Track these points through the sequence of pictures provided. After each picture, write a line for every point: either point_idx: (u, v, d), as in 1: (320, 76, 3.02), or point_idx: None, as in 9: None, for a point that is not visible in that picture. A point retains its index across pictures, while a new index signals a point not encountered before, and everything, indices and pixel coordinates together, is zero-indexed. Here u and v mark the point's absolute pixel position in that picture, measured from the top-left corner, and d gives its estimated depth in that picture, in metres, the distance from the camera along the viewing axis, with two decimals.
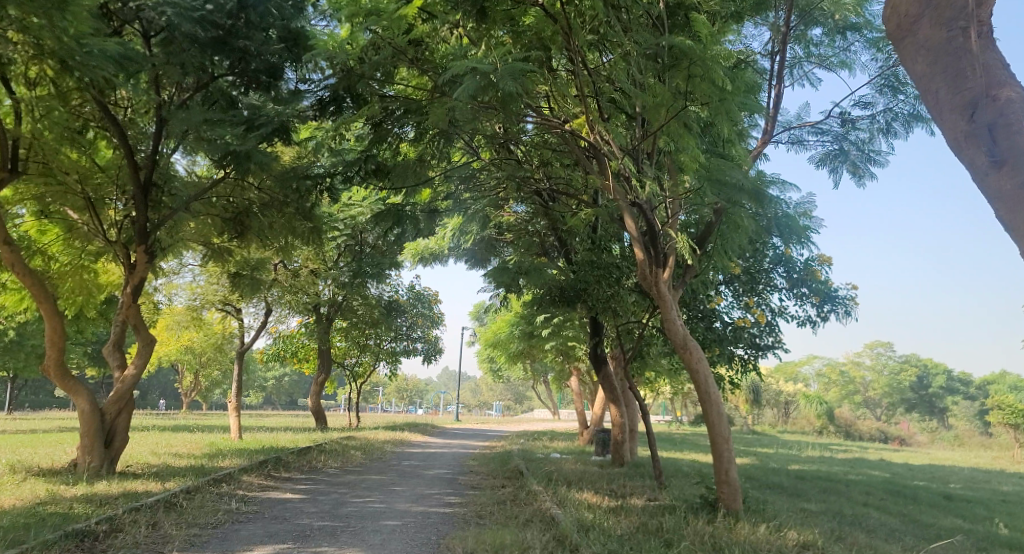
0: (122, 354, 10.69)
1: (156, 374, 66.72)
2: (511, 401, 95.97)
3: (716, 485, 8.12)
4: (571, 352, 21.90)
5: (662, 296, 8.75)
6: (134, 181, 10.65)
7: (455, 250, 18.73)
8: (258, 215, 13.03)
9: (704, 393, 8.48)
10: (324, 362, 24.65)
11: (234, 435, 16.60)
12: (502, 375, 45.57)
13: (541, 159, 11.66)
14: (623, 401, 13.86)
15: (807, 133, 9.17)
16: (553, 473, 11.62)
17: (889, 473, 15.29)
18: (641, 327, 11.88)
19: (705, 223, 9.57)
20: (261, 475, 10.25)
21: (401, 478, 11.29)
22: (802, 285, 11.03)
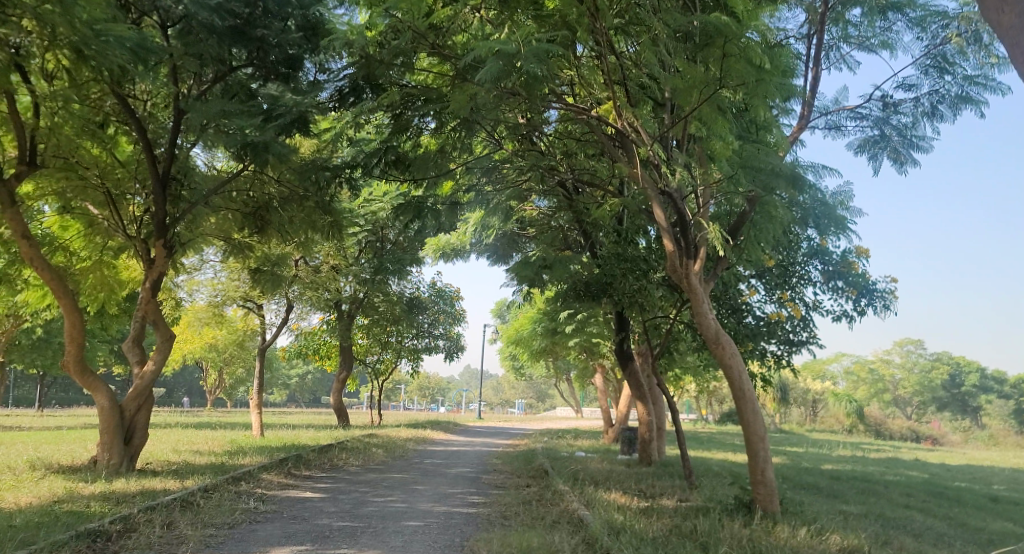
0: (142, 350, 10.56)
1: (182, 372, 67.46)
2: (533, 399, 95.70)
3: (751, 485, 7.75)
4: (596, 349, 21.56)
5: (693, 289, 8.38)
6: (153, 174, 10.53)
7: (477, 246, 18.52)
8: (278, 210, 12.90)
9: (737, 389, 8.11)
10: (346, 360, 24.61)
11: (257, 432, 16.51)
12: (525, 373, 45.30)
13: (563, 150, 11.41)
14: (650, 399, 13.51)
15: (846, 118, 8.74)
16: (579, 472, 11.32)
17: (928, 474, 14.77)
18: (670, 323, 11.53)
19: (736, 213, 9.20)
20: (282, 473, 10.07)
21: (424, 476, 11.07)
22: (838, 278, 10.61)
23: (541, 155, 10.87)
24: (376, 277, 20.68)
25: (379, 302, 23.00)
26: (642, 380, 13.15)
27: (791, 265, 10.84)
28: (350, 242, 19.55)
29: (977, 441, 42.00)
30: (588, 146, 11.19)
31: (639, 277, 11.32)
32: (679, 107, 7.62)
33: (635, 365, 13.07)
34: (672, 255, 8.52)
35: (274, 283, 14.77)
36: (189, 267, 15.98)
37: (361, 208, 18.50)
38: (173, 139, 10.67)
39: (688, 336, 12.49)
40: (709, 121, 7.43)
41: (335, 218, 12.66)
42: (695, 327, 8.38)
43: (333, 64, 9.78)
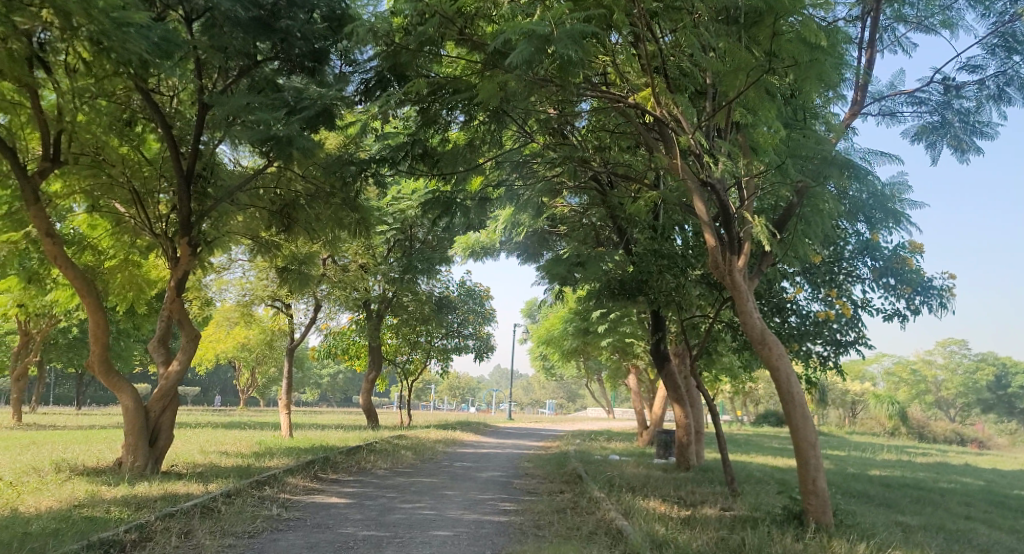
0: (167, 350, 10.38)
1: (216, 371, 68.28)
2: (564, 400, 95.08)
3: (802, 496, 7.26)
4: (628, 349, 21.07)
5: (737, 286, 7.89)
6: (177, 171, 10.34)
7: (507, 244, 18.19)
8: (305, 207, 12.68)
9: (786, 394, 7.59)
10: (374, 360, 24.28)
11: (286, 433, 16.34)
12: (556, 373, 44.84)
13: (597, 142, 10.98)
14: (688, 401, 12.99)
15: (903, 103, 8.18)
16: (615, 477, 10.88)
17: (984, 481, 14.01)
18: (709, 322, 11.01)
19: (781, 206, 8.66)
20: (308, 477, 9.82)
21: (454, 480, 10.73)
22: (890, 275, 10.00)
23: (574, 149, 10.47)
24: (405, 276, 20.45)
25: (408, 301, 22.78)
26: (678, 381, 12.63)
27: (838, 262, 10.27)
28: (378, 241, 19.35)
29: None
30: (623, 139, 10.76)
31: (678, 275, 10.84)
32: (722, 92, 7.22)
33: (672, 366, 12.54)
34: (715, 250, 8.02)
35: (302, 282, 14.57)
36: (218, 266, 15.88)
37: (389, 206, 18.32)
38: (198, 135, 10.45)
39: (728, 336, 11.95)
40: (755, 107, 7.01)
41: (362, 215, 12.39)
42: (740, 327, 7.89)
43: (361, 55, 9.51)
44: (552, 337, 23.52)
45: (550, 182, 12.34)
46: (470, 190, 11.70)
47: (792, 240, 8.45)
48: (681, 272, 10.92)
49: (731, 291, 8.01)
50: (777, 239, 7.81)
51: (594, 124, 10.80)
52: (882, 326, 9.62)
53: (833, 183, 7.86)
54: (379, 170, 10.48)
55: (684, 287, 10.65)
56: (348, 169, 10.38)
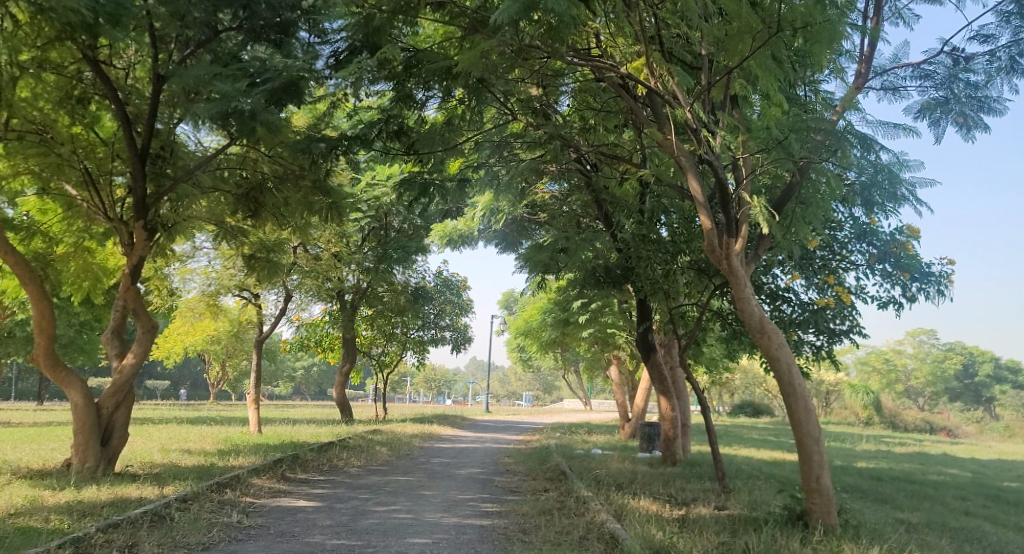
0: (122, 343, 9.66)
1: (184, 365, 66.74)
2: (540, 392, 94.86)
3: (805, 495, 6.81)
4: (609, 340, 20.63)
5: (734, 272, 7.39)
6: (130, 148, 9.55)
7: (486, 232, 17.68)
8: (272, 190, 11.97)
9: (787, 386, 7.11)
10: (348, 352, 23.58)
11: (254, 429, 15.61)
12: (534, 365, 44.38)
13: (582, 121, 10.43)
14: (674, 393, 12.54)
15: (908, 77, 7.72)
16: (600, 473, 10.39)
17: (972, 473, 13.76)
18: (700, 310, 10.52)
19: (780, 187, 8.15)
20: (276, 477, 9.18)
21: (431, 478, 10.17)
22: (887, 260, 9.60)
23: (555, 130, 9.86)
24: (380, 266, 19.78)
25: (383, 291, 22.13)
26: (665, 372, 12.20)
27: (833, 247, 9.84)
28: (351, 229, 18.71)
29: (994, 433, 41.05)
30: (609, 119, 10.22)
31: (664, 260, 10.39)
32: (719, 61, 6.77)
33: (658, 356, 12.11)
34: (712, 232, 7.50)
35: (270, 270, 13.85)
36: (182, 254, 15.11)
37: (364, 192, 17.76)
38: (154, 110, 9.67)
39: (716, 325, 11.49)
40: (754, 74, 6.54)
41: (333, 198, 11.72)
42: (738, 315, 7.40)
43: (329, 27, 8.95)
44: (530, 327, 23.03)
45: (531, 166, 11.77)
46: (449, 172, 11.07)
47: (789, 220, 8.01)
48: (669, 258, 10.44)
49: (728, 277, 7.51)
50: (777, 221, 7.33)
51: (579, 103, 10.25)
52: (878, 315, 9.22)
53: (835, 161, 7.39)
54: (350, 148, 9.81)
55: (673, 273, 10.15)
56: (315, 145, 9.70)
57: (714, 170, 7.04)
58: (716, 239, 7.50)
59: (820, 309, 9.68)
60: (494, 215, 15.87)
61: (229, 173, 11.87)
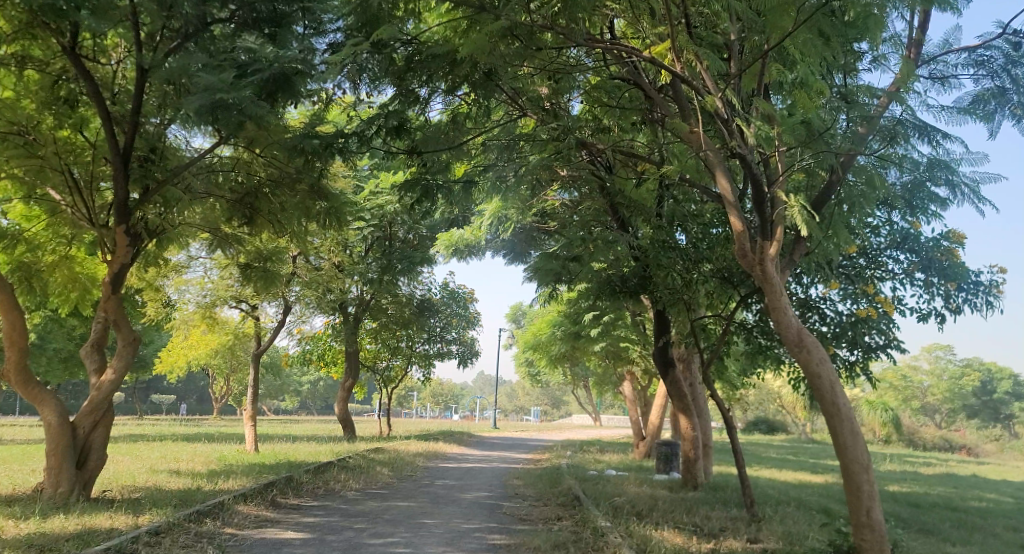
0: (102, 357, 8.98)
1: (188, 379, 66.13)
2: (548, 407, 93.82)
3: (854, 530, 6.04)
4: (621, 354, 19.88)
5: (769, 278, 6.68)
6: (112, 147, 8.69)
7: (494, 241, 17.03)
8: (268, 196, 11.35)
9: (831, 407, 6.35)
10: (351, 366, 22.85)
11: (250, 447, 14.90)
12: (542, 379, 43.57)
13: (596, 119, 9.78)
14: (695, 411, 11.74)
15: (958, 66, 7.04)
16: (617, 498, 9.62)
17: (1013, 497, 12.85)
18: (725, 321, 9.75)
19: (816, 185, 7.43)
20: (265, 503, 8.46)
21: (435, 504, 9.43)
22: (930, 267, 8.86)
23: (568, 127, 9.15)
24: (384, 277, 19.19)
25: (387, 303, 21.64)
26: (684, 389, 11.47)
27: (868, 254, 9.10)
28: (354, 238, 18.23)
29: (1014, 452, 40.00)
30: (625, 120, 9.60)
31: (685, 268, 9.69)
32: (753, 41, 6.14)
33: (677, 373, 11.39)
34: (744, 235, 6.79)
35: (267, 281, 13.21)
36: (177, 264, 14.52)
37: (366, 201, 17.68)
38: (138, 106, 8.88)
39: (741, 340, 10.78)
40: (793, 53, 5.88)
41: (333, 204, 11.09)
42: (775, 327, 6.67)
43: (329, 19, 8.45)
44: (539, 341, 22.24)
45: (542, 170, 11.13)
46: (454, 175, 10.39)
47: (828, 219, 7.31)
48: (691, 266, 9.74)
49: (762, 284, 6.78)
50: (817, 222, 6.61)
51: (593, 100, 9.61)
52: (922, 327, 8.48)
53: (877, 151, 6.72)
54: (348, 146, 9.15)
55: (697, 282, 9.42)
56: (309, 143, 9.02)
57: (748, 166, 6.32)
58: (748, 242, 6.78)
59: (857, 320, 8.99)
60: (502, 224, 15.31)
61: (224, 178, 11.23)
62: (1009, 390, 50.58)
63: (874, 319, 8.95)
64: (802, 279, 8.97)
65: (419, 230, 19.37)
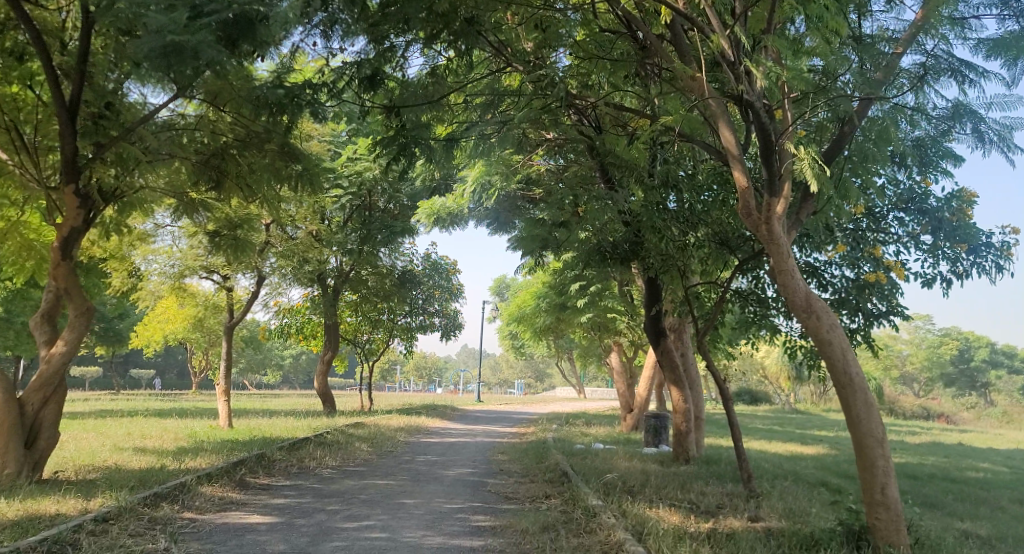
0: (53, 329, 8.36)
1: (166, 353, 65.20)
2: (532, 379, 93.95)
3: (868, 509, 5.59)
4: (607, 325, 19.45)
5: (775, 238, 6.15)
6: (58, 99, 7.96)
7: (476, 210, 16.41)
8: (236, 157, 10.60)
9: (843, 377, 5.85)
10: (331, 340, 22.22)
11: (224, 423, 14.32)
12: (526, 352, 43.26)
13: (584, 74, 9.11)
14: (687, 383, 11.29)
15: (981, 5, 6.48)
16: (608, 474, 9.16)
17: (1009, 467, 12.58)
18: (722, 288, 9.23)
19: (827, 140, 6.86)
20: (232, 483, 7.90)
21: (416, 482, 8.92)
22: (940, 229, 8.38)
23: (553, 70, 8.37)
24: (363, 247, 18.55)
25: (367, 275, 20.96)
26: (676, 360, 11.00)
27: (873, 215, 8.62)
28: (330, 207, 17.57)
29: (992, 420, 40.38)
30: (617, 75, 8.93)
31: (679, 232, 9.18)
32: None
33: (668, 343, 10.92)
34: (748, 193, 6.26)
35: (237, 249, 12.51)
36: (143, 233, 13.79)
37: (344, 167, 17.01)
38: (84, 54, 8.08)
39: (737, 308, 10.30)
40: None
41: (305, 166, 10.41)
42: (781, 292, 6.16)
43: None
44: (524, 313, 21.74)
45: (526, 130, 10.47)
46: (435, 134, 9.72)
47: (837, 174, 6.78)
48: (685, 230, 9.21)
49: (767, 246, 6.26)
50: (829, 176, 6.07)
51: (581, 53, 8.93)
52: (932, 291, 8.02)
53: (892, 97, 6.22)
54: (317, 99, 8.44)
55: (692, 247, 8.92)
56: (273, 93, 8.26)
57: (756, 114, 5.75)
58: (753, 201, 6.25)
59: (863, 285, 8.53)
60: (486, 191, 14.75)
61: (187, 138, 10.45)
62: (987, 359, 51.05)
63: (881, 284, 8.49)
64: (805, 243, 8.46)
65: (400, 199, 18.74)
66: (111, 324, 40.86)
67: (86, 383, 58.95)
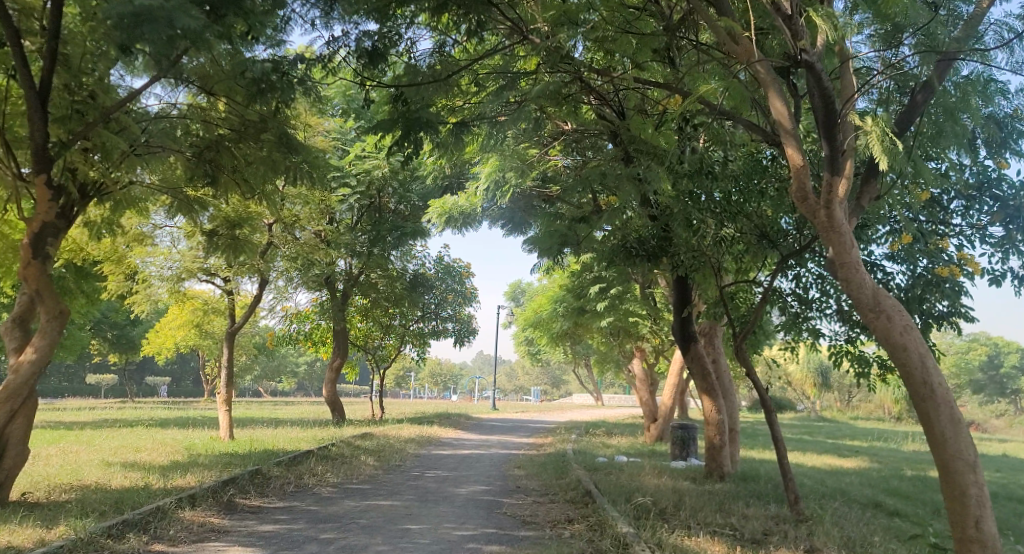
0: (24, 334, 7.77)
1: (180, 360, 65.09)
2: (548, 386, 92.83)
3: (958, 547, 4.72)
4: (628, 330, 18.59)
5: (836, 225, 5.26)
6: (26, 81, 7.16)
7: (490, 209, 15.64)
8: (231, 149, 9.79)
9: (924, 388, 4.93)
10: (339, 346, 21.40)
11: (225, 434, 13.57)
12: (542, 359, 42.37)
13: (603, 50, 8.17)
14: (719, 392, 10.37)
15: None
16: (635, 494, 8.28)
17: None
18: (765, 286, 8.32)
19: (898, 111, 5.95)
20: (217, 507, 7.11)
21: (424, 502, 8.09)
22: (1019, 218, 7.42)
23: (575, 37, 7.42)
24: (373, 250, 17.84)
25: (378, 278, 20.23)
26: (708, 367, 10.08)
27: (936, 204, 7.70)
28: (337, 207, 16.88)
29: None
30: (642, 51, 8.02)
31: (712, 225, 8.32)
32: None
33: (699, 348, 10.01)
34: (804, 173, 5.37)
35: (235, 250, 11.73)
36: (139, 233, 13.09)
37: (352, 165, 16.35)
38: (55, 31, 7.25)
39: (775, 311, 9.35)
40: None
41: (305, 157, 9.67)
42: (845, 289, 5.26)
43: None
44: (540, 318, 20.89)
45: (543, 115, 9.56)
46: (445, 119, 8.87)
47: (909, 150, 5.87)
48: (720, 222, 8.34)
49: (828, 234, 5.36)
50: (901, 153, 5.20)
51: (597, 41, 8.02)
52: (1018, 285, 7.02)
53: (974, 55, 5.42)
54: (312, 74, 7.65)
55: (729, 242, 8.05)
56: (260, 67, 7.41)
57: (817, 78, 4.88)
58: (809, 182, 5.36)
59: (930, 281, 7.54)
60: (500, 188, 13.97)
61: (181, 129, 9.65)
62: (1017, 365, 49.53)
63: (953, 280, 7.48)
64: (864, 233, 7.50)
65: (411, 199, 18.03)
66: (123, 332, 40.68)
67: (101, 390, 58.79)
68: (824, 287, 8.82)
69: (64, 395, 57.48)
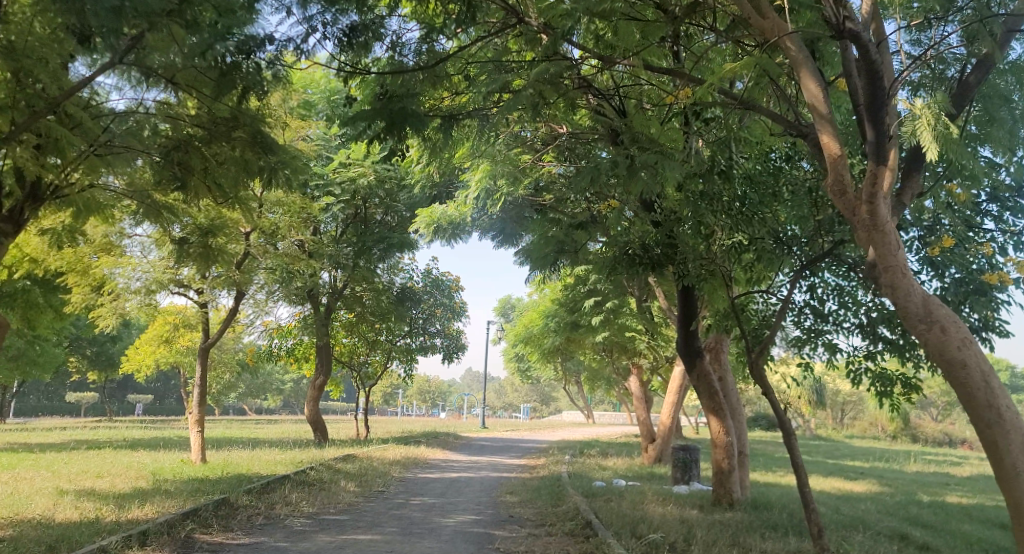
0: None
1: (162, 376, 63.68)
2: (538, 403, 91.70)
3: None
4: (623, 345, 17.92)
5: (882, 223, 4.58)
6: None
7: (480, 219, 14.96)
8: (201, 149, 8.95)
9: (989, 412, 4.25)
10: (322, 362, 20.50)
11: (196, 457, 12.71)
12: (531, 376, 41.59)
13: (597, 36, 7.46)
14: (727, 412, 9.66)
15: None
16: (639, 526, 7.52)
17: None
18: (787, 294, 7.65)
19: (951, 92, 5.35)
20: (172, 545, 6.29)
21: (407, 536, 7.28)
22: None
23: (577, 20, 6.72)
24: (358, 262, 17.11)
25: (363, 292, 19.47)
26: (714, 385, 9.38)
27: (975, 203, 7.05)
28: (320, 217, 16.16)
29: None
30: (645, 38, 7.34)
31: (722, 229, 7.68)
32: None
33: (705, 365, 9.33)
34: (841, 163, 4.74)
35: (208, 259, 10.96)
36: (106, 242, 12.28)
37: (336, 173, 15.67)
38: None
39: (787, 325, 8.69)
40: None
41: (281, 158, 8.99)
42: (891, 296, 4.60)
43: None
44: (531, 334, 20.14)
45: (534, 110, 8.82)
46: (432, 110, 8.16)
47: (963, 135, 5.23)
48: (730, 227, 7.71)
49: (870, 234, 4.71)
50: (955, 139, 4.57)
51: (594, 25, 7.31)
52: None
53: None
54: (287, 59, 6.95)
55: (743, 248, 7.39)
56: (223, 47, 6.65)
57: (865, 51, 4.23)
58: (848, 174, 4.73)
59: (976, 289, 6.77)
60: (491, 197, 13.32)
61: (149, 129, 8.82)
62: (1007, 384, 49.32)
63: (1000, 289, 6.77)
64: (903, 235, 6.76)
65: (398, 209, 17.33)
66: (103, 348, 39.62)
67: (81, 409, 57.31)
68: (843, 298, 8.19)
69: (41, 414, 56.11)
